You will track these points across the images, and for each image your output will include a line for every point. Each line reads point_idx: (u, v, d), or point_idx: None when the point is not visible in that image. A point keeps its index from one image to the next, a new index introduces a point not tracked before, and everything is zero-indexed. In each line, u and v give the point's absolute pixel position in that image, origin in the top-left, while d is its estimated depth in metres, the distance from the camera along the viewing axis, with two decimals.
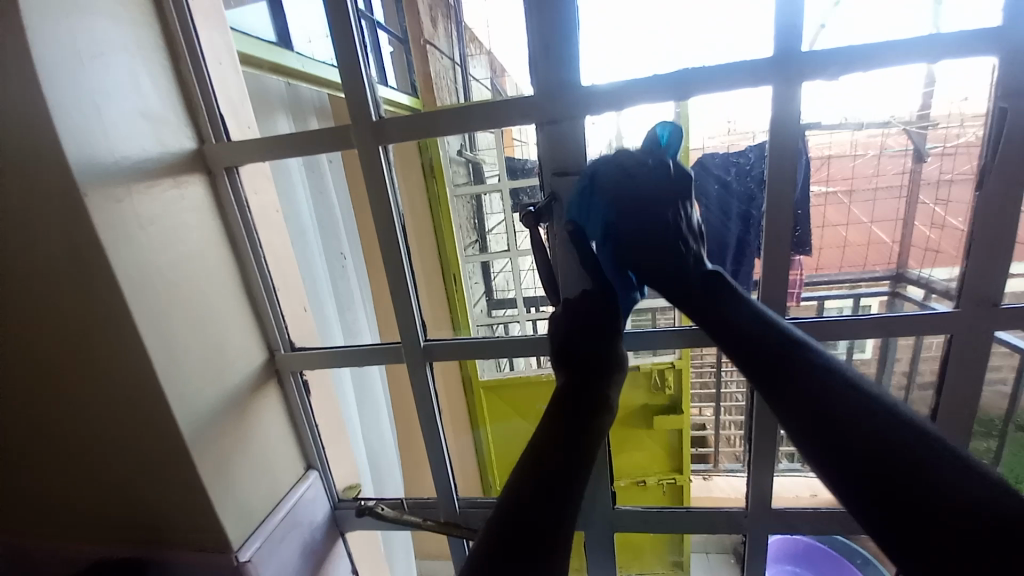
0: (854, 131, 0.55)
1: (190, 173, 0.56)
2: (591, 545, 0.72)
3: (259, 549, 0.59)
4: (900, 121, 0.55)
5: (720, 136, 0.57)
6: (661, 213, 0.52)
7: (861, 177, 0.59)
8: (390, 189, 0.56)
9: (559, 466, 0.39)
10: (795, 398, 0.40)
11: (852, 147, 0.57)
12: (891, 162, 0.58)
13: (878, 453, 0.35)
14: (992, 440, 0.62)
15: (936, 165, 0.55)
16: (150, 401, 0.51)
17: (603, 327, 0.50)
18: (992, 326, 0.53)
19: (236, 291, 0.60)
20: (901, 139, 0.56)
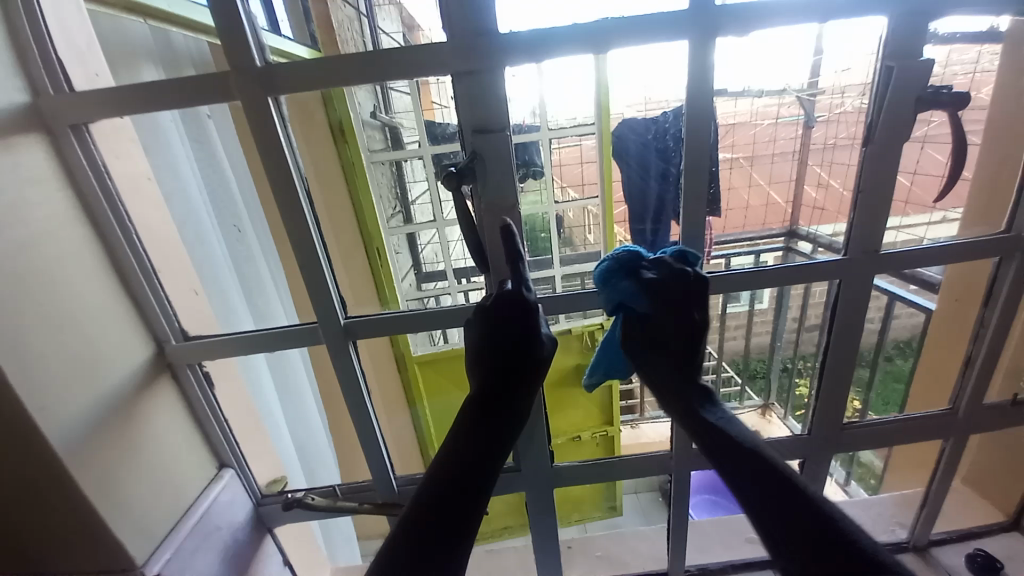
0: (755, 96, 0.62)
1: (22, 133, 0.44)
2: (534, 506, 0.74)
3: (169, 562, 0.52)
4: (794, 89, 0.63)
5: (637, 105, 0.62)
6: (688, 320, 0.53)
7: (760, 144, 0.67)
8: (287, 151, 0.50)
9: (469, 479, 0.42)
10: (737, 476, 0.46)
11: (752, 115, 0.64)
12: (785, 130, 0.68)
13: (762, 472, 0.45)
14: (866, 370, 0.77)
15: (822, 131, 0.64)
16: (2, 415, 0.42)
17: (519, 330, 0.48)
18: (875, 272, 0.59)
19: (103, 276, 0.51)
20: (794, 109, 0.65)
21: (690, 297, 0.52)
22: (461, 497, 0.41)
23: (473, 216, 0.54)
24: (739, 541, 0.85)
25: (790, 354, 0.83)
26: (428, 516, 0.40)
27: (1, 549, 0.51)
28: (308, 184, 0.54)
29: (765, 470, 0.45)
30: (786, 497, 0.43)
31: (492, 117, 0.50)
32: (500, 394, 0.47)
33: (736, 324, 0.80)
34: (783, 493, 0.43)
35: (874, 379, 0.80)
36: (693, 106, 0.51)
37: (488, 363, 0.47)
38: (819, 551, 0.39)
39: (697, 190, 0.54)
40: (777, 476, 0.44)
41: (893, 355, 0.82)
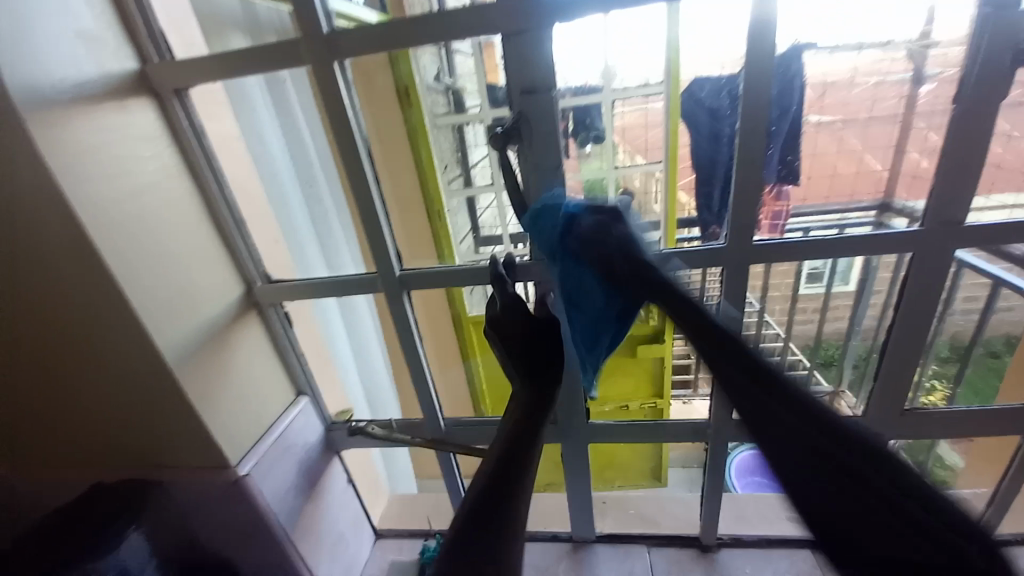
0: (854, 55, 0.55)
1: (136, 97, 0.53)
2: (569, 458, 0.78)
3: (256, 465, 0.63)
4: (903, 41, 0.53)
5: (717, 64, 0.56)
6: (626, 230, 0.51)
7: (859, 106, 0.58)
8: (350, 112, 0.54)
9: (520, 438, 0.47)
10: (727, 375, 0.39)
11: (853, 74, 0.57)
12: (886, 90, 0.56)
13: (750, 364, 0.39)
14: (954, 364, 0.71)
15: (936, 91, 0.52)
16: (129, 335, 0.52)
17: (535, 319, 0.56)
18: (954, 245, 0.56)
19: (204, 224, 0.60)
20: (904, 64, 0.54)
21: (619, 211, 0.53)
22: (518, 463, 0.45)
23: (518, 177, 0.56)
24: (778, 517, 0.86)
25: (865, 346, 0.69)
26: (493, 474, 0.44)
27: (125, 449, 0.63)
28: (369, 144, 0.58)
29: (754, 366, 0.38)
30: (768, 385, 0.37)
31: (540, 77, 0.51)
32: (533, 370, 0.53)
33: (812, 308, 0.71)
34: (768, 387, 0.37)
35: (966, 372, 0.72)
36: (756, 62, 0.50)
37: (515, 351, 0.55)
38: (803, 447, 0.35)
39: (753, 153, 0.54)
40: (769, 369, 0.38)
41: (999, 351, 0.72)
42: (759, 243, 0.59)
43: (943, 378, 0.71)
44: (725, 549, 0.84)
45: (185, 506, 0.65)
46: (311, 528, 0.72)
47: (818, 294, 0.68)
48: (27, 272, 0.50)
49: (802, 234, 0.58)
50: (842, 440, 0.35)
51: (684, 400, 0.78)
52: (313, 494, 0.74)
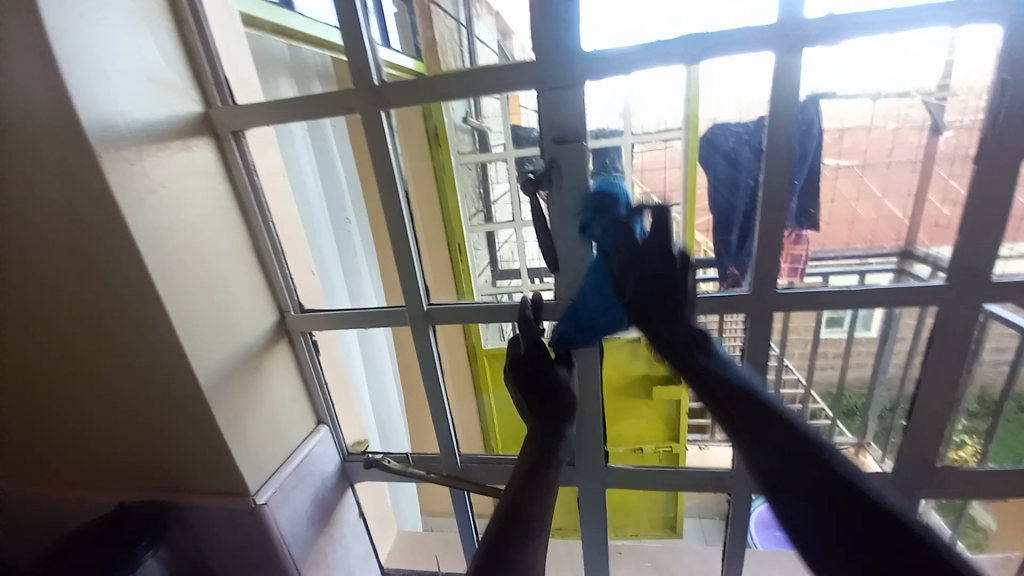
0: (870, 103, 0.57)
1: (197, 137, 0.57)
2: (586, 503, 0.76)
3: (275, 493, 0.63)
4: (920, 92, 0.56)
5: (732, 113, 0.58)
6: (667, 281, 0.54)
7: (876, 152, 0.60)
8: (392, 155, 0.57)
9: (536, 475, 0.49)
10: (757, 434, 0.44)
11: (869, 122, 0.59)
12: (905, 137, 0.58)
13: (748, 402, 0.46)
14: (986, 419, 0.68)
15: (954, 140, 0.54)
16: (169, 358, 0.54)
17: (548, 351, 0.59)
18: (982, 298, 0.55)
19: (245, 254, 0.63)
20: (921, 111, 0.57)
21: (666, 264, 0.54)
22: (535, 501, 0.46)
23: (547, 220, 0.58)
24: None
25: (889, 398, 0.69)
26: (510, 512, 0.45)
27: (149, 470, 0.64)
28: (406, 185, 0.62)
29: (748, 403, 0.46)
30: (762, 417, 0.44)
31: (571, 128, 0.54)
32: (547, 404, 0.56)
33: (834, 354, 0.70)
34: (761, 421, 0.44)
35: (999, 426, 0.68)
36: (779, 112, 0.52)
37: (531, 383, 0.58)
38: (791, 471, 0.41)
39: (777, 204, 0.55)
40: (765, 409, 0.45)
41: None
42: (783, 289, 0.59)
43: (974, 433, 0.68)
44: None
45: (201, 532, 0.65)
46: (322, 562, 0.72)
47: (840, 339, 0.67)
48: (82, 296, 0.53)
49: (821, 283, 0.60)
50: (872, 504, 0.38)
51: (699, 444, 0.80)
52: (327, 526, 0.73)
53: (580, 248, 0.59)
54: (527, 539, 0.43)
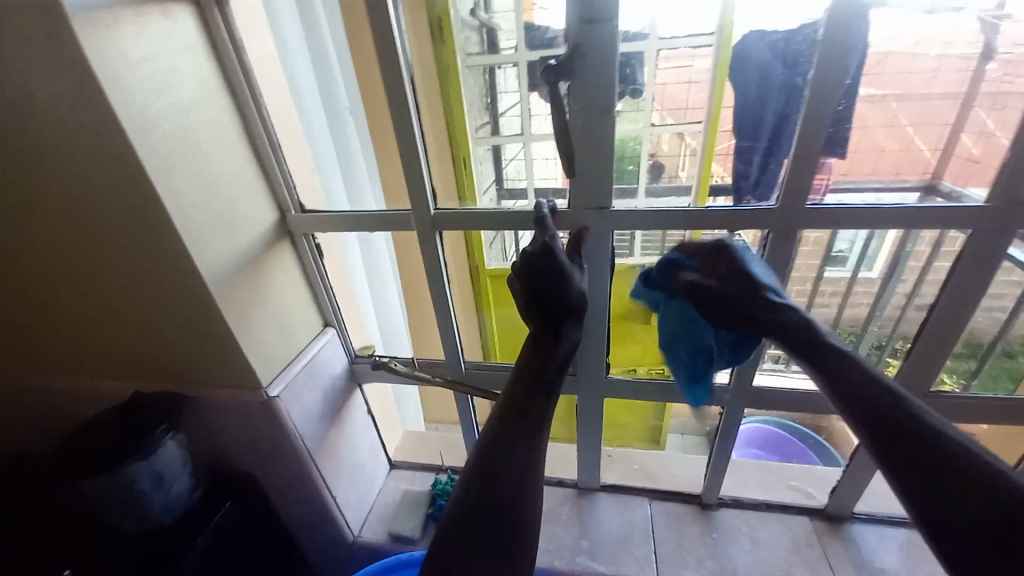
0: (922, 19, 0.51)
1: (177, 2, 0.50)
2: (583, 412, 0.80)
3: (286, 389, 0.66)
4: (977, 8, 0.50)
5: None
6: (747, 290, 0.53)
7: (917, 79, 0.54)
8: (397, 34, 0.53)
9: (520, 421, 0.46)
10: (832, 379, 0.46)
11: (915, 42, 0.52)
12: (951, 64, 0.53)
13: (858, 377, 0.45)
14: (970, 360, 0.68)
15: (999, 70, 0.52)
16: (170, 251, 0.53)
17: (554, 280, 0.53)
18: (1009, 227, 0.55)
19: (241, 145, 0.59)
20: (972, 37, 0.51)
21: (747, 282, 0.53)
22: (516, 449, 0.45)
23: (567, 116, 0.55)
24: (779, 485, 0.88)
25: (883, 337, 0.68)
26: (490, 456, 0.44)
27: (159, 362, 0.65)
28: (413, 74, 0.57)
29: (860, 378, 0.45)
30: (881, 396, 0.44)
31: (605, 7, 0.49)
32: (545, 343, 0.51)
33: (833, 292, 0.68)
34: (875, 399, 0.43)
35: (981, 371, 0.68)
36: (842, 7, 0.48)
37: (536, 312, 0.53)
38: (910, 448, 0.41)
39: (821, 107, 0.52)
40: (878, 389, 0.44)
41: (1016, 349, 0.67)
42: (812, 207, 0.58)
43: (953, 373, 0.68)
44: (724, 509, 0.87)
45: (214, 420, 0.68)
46: (333, 452, 0.76)
47: (841, 278, 0.66)
48: (69, 178, 0.50)
49: (840, 203, 0.58)
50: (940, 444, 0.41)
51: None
52: (336, 421, 0.77)
53: (599, 151, 0.56)
54: (509, 486, 0.43)
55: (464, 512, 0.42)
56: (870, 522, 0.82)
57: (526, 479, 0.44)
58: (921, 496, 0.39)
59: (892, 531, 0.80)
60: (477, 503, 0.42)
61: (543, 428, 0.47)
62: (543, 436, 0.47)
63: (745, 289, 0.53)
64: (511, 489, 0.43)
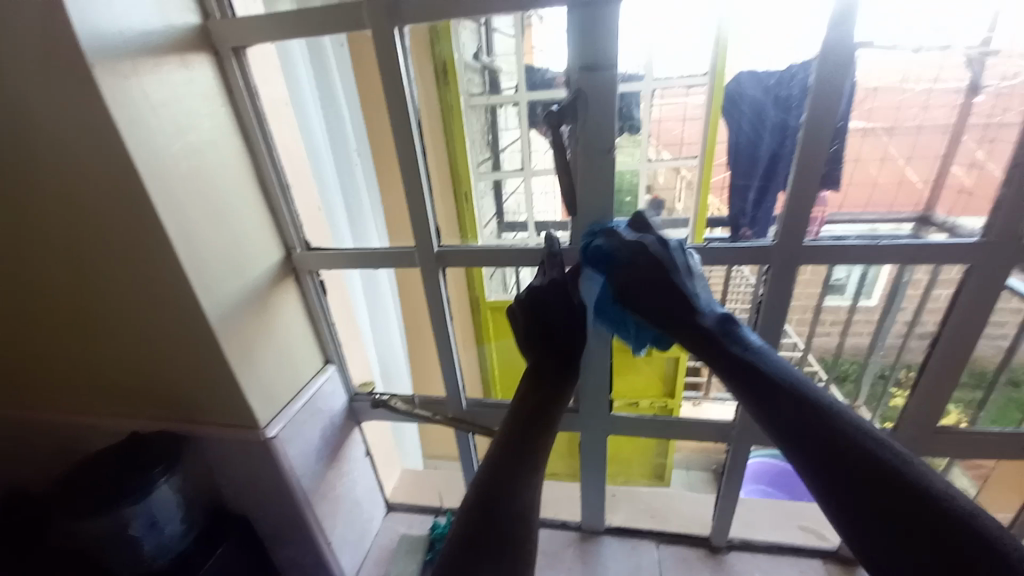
0: (909, 58, 0.53)
1: (196, 52, 0.53)
2: (586, 449, 0.78)
3: (284, 428, 0.64)
4: (962, 46, 0.52)
5: None
6: (676, 292, 0.51)
7: (905, 114, 0.56)
8: (405, 78, 0.55)
9: (519, 456, 0.45)
10: (784, 431, 0.43)
11: (902, 78, 0.54)
12: (939, 99, 0.54)
13: (823, 433, 0.41)
14: (976, 390, 0.67)
15: (987, 103, 0.53)
16: (177, 289, 0.53)
17: (555, 315, 0.55)
18: (1011, 259, 0.55)
19: (250, 183, 0.60)
20: (959, 72, 0.53)
21: (666, 273, 0.51)
22: (516, 486, 0.43)
23: (570, 156, 0.56)
24: (789, 524, 0.85)
25: (886, 365, 0.69)
26: (490, 493, 0.43)
27: (158, 399, 0.64)
28: (419, 116, 0.59)
29: (819, 432, 0.41)
30: (845, 456, 0.40)
31: (604, 56, 0.51)
32: (543, 377, 0.51)
33: (833, 321, 0.69)
34: (845, 462, 0.40)
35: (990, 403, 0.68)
36: (831, 51, 0.50)
37: (536, 346, 0.54)
38: (893, 520, 0.37)
39: (816, 148, 0.53)
40: (843, 448, 0.40)
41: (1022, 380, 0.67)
42: (810, 243, 0.58)
43: (960, 404, 0.68)
44: (735, 552, 0.84)
45: (212, 460, 0.66)
46: (330, 493, 0.74)
47: (841, 307, 0.67)
48: (80, 218, 0.51)
49: (836, 239, 0.58)
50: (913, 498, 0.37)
51: (693, 402, 0.77)
52: (334, 461, 0.75)
53: (602, 190, 0.57)
54: (510, 524, 0.41)
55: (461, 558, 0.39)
56: None
57: (526, 518, 0.42)
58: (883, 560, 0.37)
59: None
60: (477, 546, 0.39)
61: (541, 463, 0.46)
62: (541, 471, 0.46)
63: (675, 294, 0.50)
64: (512, 528, 0.41)
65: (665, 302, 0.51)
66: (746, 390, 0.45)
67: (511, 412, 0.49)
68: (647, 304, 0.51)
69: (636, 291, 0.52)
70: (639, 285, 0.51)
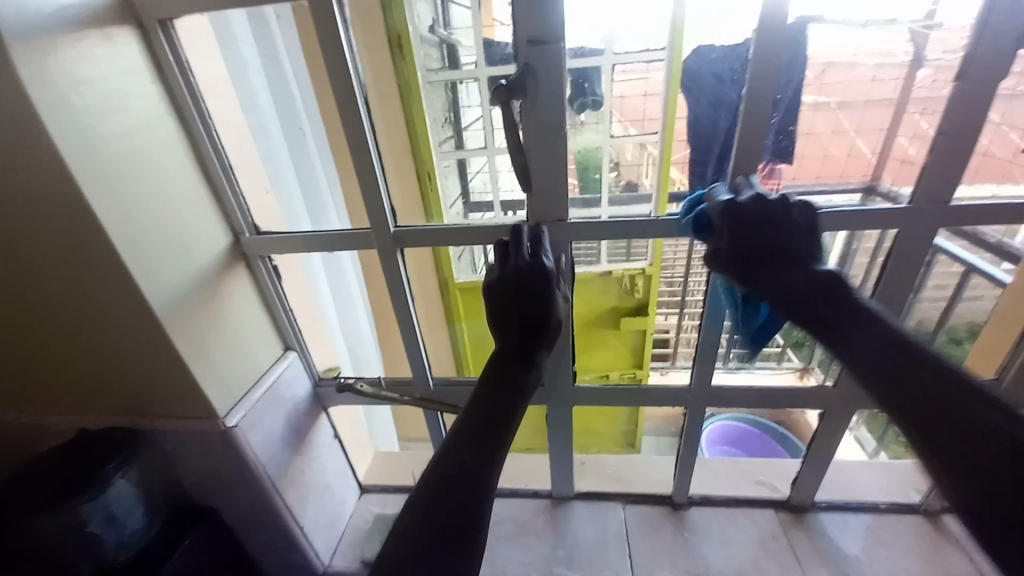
0: (857, 32, 0.55)
1: (118, 25, 0.49)
2: (554, 420, 0.81)
3: (245, 417, 0.63)
4: (907, 20, 0.54)
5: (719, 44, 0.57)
6: (773, 227, 0.48)
7: (857, 90, 0.59)
8: (349, 53, 0.53)
9: (479, 441, 0.45)
10: (872, 374, 0.41)
11: (851, 55, 0.57)
12: (886, 73, 0.57)
13: (929, 383, 0.39)
14: (920, 348, 0.74)
15: (930, 75, 0.54)
16: (115, 280, 0.50)
17: (526, 290, 0.52)
18: (940, 225, 0.58)
19: (189, 166, 0.57)
20: (905, 45, 0.55)
21: (764, 211, 0.48)
22: (474, 470, 0.43)
23: (521, 132, 0.56)
24: (746, 481, 0.91)
25: None
26: (445, 478, 0.43)
27: (109, 395, 0.62)
28: (367, 93, 0.57)
29: (918, 368, 0.40)
30: (950, 401, 0.38)
31: (551, 28, 0.50)
32: (512, 358, 0.50)
33: None
34: (953, 411, 0.38)
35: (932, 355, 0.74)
36: (768, 27, 0.50)
37: (507, 325, 0.52)
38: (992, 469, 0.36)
39: (758, 120, 0.53)
40: (944, 392, 0.39)
41: (963, 338, 0.75)
42: None
43: None
44: (696, 508, 0.89)
45: (173, 453, 0.65)
46: (298, 480, 0.74)
47: None
48: (2, 205, 0.48)
49: None
50: (976, 421, 0.37)
51: (660, 371, 0.83)
52: (301, 448, 0.75)
53: (555, 165, 0.57)
54: (466, 508, 0.41)
55: (415, 536, 0.40)
56: (832, 512, 0.85)
57: (481, 503, 0.42)
58: (983, 508, 0.36)
59: (853, 520, 0.84)
60: (429, 529, 0.40)
61: (503, 450, 0.46)
62: (503, 458, 0.45)
63: (773, 226, 0.48)
64: (465, 512, 0.41)
65: (761, 240, 0.47)
66: (836, 335, 0.44)
67: (476, 395, 0.48)
68: (749, 240, 0.48)
69: (751, 232, 0.48)
70: (751, 232, 0.48)
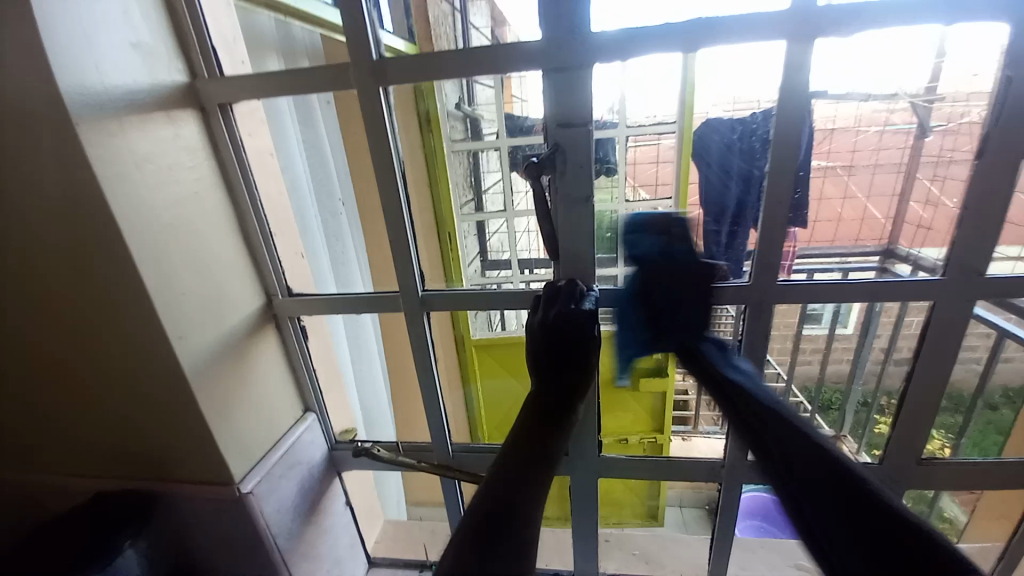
0: (860, 103, 0.58)
1: (183, 108, 0.54)
2: (576, 493, 0.77)
3: (259, 483, 0.61)
4: (907, 94, 0.58)
5: (726, 104, 0.61)
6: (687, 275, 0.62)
7: (862, 153, 0.62)
8: (390, 133, 0.57)
9: (522, 472, 0.44)
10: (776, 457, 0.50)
11: (857, 121, 0.60)
12: (891, 139, 0.61)
13: (823, 473, 0.46)
14: (959, 415, 0.71)
15: (938, 141, 0.56)
16: (150, 340, 0.51)
17: (571, 338, 0.54)
18: (978, 296, 0.56)
19: (231, 231, 0.60)
20: (906, 115, 0.59)
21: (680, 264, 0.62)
22: (520, 499, 0.42)
23: (548, 203, 0.58)
24: (785, 565, 0.84)
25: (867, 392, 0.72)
26: (491, 503, 0.41)
27: (128, 455, 0.61)
28: (404, 168, 0.61)
29: (813, 459, 0.48)
30: (835, 480, 0.46)
31: (578, 112, 0.54)
32: (553, 402, 0.52)
33: (814, 349, 0.72)
34: (830, 489, 0.45)
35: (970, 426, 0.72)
36: (787, 100, 0.51)
37: (547, 374, 0.54)
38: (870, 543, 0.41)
39: (780, 194, 0.54)
40: (831, 474, 0.46)
41: (999, 403, 0.73)
42: (783, 283, 0.59)
43: (946, 429, 0.69)
44: None
45: (185, 519, 0.63)
46: (310, 552, 0.70)
47: (819, 334, 0.69)
48: (58, 266, 0.50)
49: (806, 278, 0.60)
50: (873, 507, 0.43)
51: (683, 436, 0.82)
52: (313, 516, 0.71)
53: (582, 234, 0.59)
54: (515, 533, 0.39)
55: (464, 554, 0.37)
56: None
57: (529, 531, 0.40)
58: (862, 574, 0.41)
59: None
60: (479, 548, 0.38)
61: (546, 488, 0.45)
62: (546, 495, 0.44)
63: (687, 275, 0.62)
64: (514, 538, 0.39)
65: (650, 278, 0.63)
66: (751, 424, 0.54)
67: (519, 430, 0.49)
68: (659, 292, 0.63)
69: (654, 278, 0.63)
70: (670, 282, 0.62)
